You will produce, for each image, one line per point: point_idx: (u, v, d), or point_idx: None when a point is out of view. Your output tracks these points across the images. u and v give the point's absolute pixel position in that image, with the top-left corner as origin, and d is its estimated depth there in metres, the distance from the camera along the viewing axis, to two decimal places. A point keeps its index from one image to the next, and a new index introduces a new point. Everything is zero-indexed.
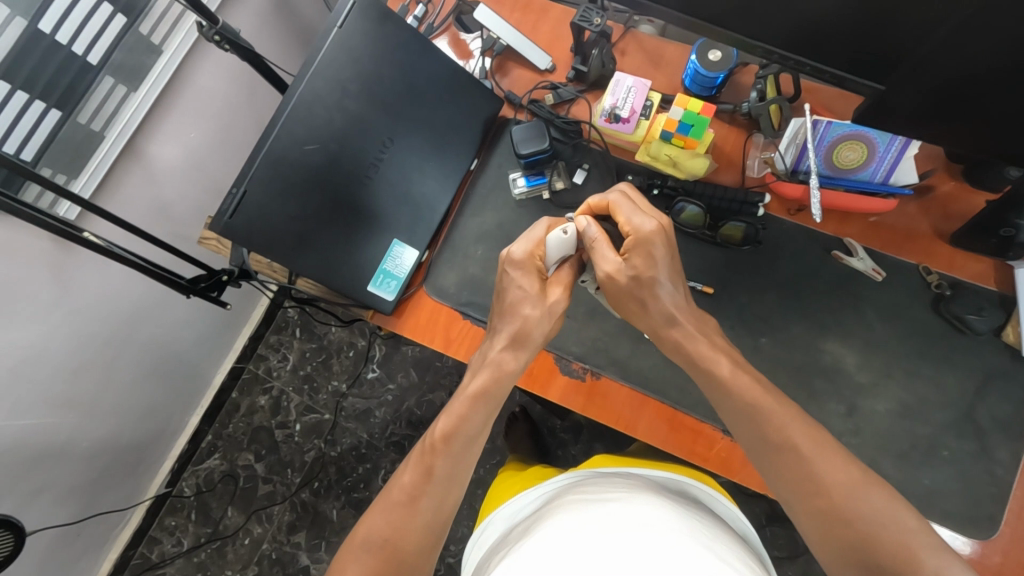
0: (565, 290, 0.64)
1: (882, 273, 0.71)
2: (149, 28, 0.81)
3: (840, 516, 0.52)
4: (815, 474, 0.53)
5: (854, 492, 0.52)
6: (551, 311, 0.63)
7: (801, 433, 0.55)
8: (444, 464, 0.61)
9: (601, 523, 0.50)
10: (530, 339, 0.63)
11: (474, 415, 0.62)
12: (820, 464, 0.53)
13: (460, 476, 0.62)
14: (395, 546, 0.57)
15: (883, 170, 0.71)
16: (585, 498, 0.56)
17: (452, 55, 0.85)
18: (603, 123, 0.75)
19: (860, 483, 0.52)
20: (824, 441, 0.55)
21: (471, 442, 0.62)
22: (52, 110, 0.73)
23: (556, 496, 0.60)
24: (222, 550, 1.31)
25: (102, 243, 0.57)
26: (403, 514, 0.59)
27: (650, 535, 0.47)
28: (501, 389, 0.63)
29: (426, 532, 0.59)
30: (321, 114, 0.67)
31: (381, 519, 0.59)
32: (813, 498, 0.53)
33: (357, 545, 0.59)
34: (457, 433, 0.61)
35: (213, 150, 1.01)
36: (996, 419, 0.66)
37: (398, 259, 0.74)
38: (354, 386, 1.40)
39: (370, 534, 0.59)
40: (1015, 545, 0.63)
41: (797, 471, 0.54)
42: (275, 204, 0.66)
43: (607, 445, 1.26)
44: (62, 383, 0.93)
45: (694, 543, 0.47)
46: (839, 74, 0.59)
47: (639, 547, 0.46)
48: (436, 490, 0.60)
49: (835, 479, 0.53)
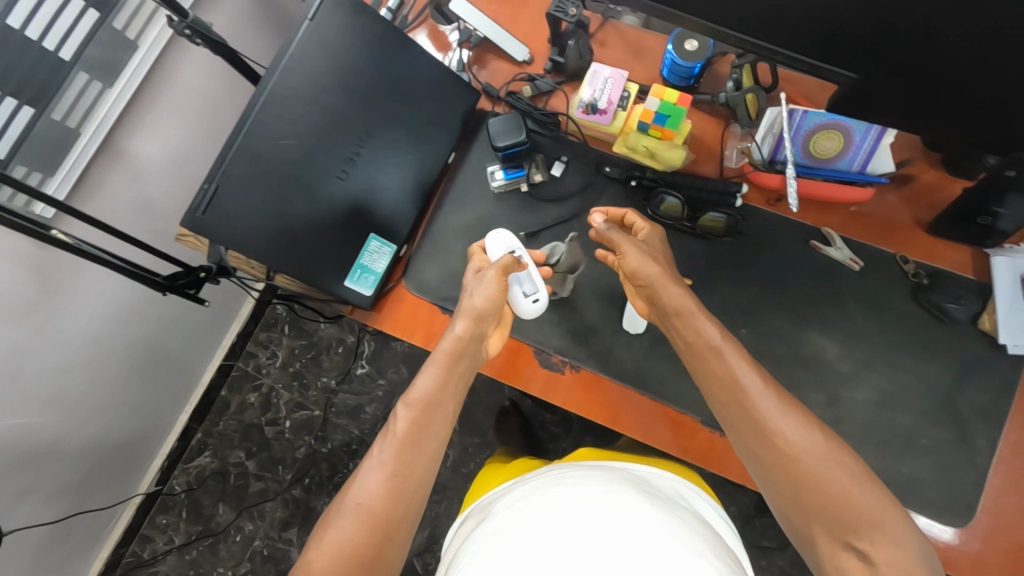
0: (498, 266, 0.66)
1: (861, 262, 0.71)
2: (123, 22, 0.81)
3: (808, 484, 0.51)
4: (783, 439, 0.52)
5: (820, 461, 0.51)
6: (483, 281, 0.66)
7: (754, 390, 0.55)
8: (422, 423, 0.60)
9: (571, 516, 0.49)
10: (485, 313, 0.65)
11: (453, 378, 0.63)
12: (784, 429, 0.53)
13: (439, 440, 0.60)
14: (373, 505, 0.55)
15: (860, 160, 0.70)
16: (557, 491, 0.55)
17: (431, 48, 0.84)
18: (581, 114, 0.75)
19: (825, 453, 0.51)
20: (789, 405, 0.54)
21: (448, 406, 0.62)
22: (25, 107, 0.72)
23: (529, 490, 0.59)
24: (214, 547, 1.31)
25: (71, 241, 0.57)
26: (383, 473, 0.57)
27: (633, 531, 0.47)
28: (475, 352, 0.65)
29: (406, 492, 0.56)
30: (294, 108, 0.68)
31: (359, 482, 0.57)
32: (798, 485, 0.51)
33: (334, 511, 0.56)
34: (435, 395, 0.61)
35: (196, 146, 1.00)
36: (975, 407, 0.66)
37: (376, 254, 0.73)
38: (345, 382, 1.40)
39: (348, 497, 0.56)
40: (994, 532, 0.63)
41: (762, 438, 0.54)
42: (250, 200, 0.66)
43: (597, 439, 1.27)
44: (45, 382, 0.92)
45: (676, 540, 0.47)
46: (814, 62, 0.58)
47: (617, 542, 0.45)
48: (415, 449, 0.58)
49: (798, 442, 0.52)
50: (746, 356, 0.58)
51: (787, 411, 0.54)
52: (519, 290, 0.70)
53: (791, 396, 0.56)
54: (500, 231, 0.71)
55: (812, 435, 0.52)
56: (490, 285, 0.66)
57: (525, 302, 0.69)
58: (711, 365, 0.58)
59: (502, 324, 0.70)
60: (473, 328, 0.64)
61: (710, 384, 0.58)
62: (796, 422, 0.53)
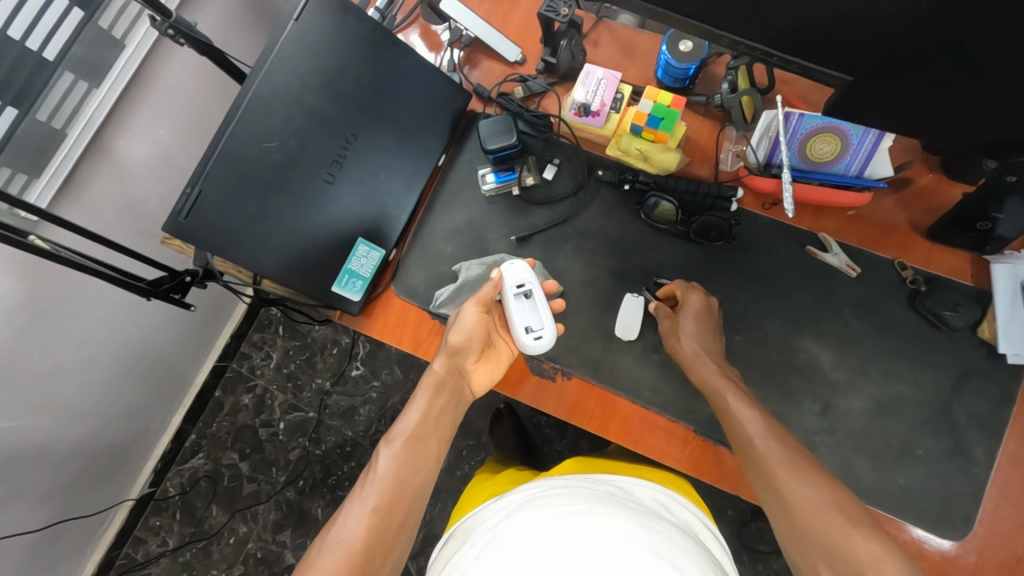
0: (477, 301, 0.68)
1: (858, 268, 0.70)
2: (109, 22, 0.80)
3: (817, 539, 0.53)
4: (796, 497, 0.55)
5: (830, 518, 0.53)
6: (464, 316, 0.67)
7: (771, 450, 0.58)
8: (403, 460, 0.63)
9: (548, 540, 0.48)
10: (463, 348, 0.67)
11: (434, 412, 0.67)
12: (797, 488, 0.56)
13: (421, 479, 0.63)
14: (354, 540, 0.55)
15: (858, 164, 0.69)
16: (539, 509, 0.54)
17: (422, 48, 0.82)
18: (573, 116, 0.73)
19: (832, 511, 0.54)
20: (806, 467, 0.57)
21: (429, 444, 0.66)
22: (8, 107, 0.71)
23: (508, 510, 0.58)
24: (207, 549, 1.30)
25: (49, 247, 0.55)
26: (366, 510, 0.58)
27: (610, 556, 0.46)
28: (456, 388, 0.69)
29: (389, 528, 0.58)
30: (278, 110, 0.66)
31: (341, 521, 0.58)
32: (805, 533, 0.54)
33: (315, 550, 0.56)
34: (417, 430, 0.65)
35: (184, 146, 0.99)
36: (972, 417, 0.65)
37: (363, 259, 0.72)
38: (338, 384, 1.39)
39: (328, 537, 0.56)
40: (990, 544, 0.62)
41: (778, 495, 0.56)
42: (233, 204, 0.65)
43: (592, 441, 1.26)
44: (33, 386, 0.91)
45: (657, 562, 0.46)
46: (806, 64, 0.57)
47: (593, 570, 0.44)
48: (397, 485, 0.61)
49: (813, 504, 0.54)
50: (767, 419, 0.60)
51: (801, 472, 0.56)
52: (522, 325, 0.66)
53: (807, 456, 0.58)
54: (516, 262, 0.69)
55: (815, 485, 0.55)
56: (470, 319, 0.67)
57: (527, 337, 0.66)
58: (742, 443, 0.60)
59: (495, 360, 0.70)
60: (451, 364, 0.68)
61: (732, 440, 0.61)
62: (801, 474, 0.56)
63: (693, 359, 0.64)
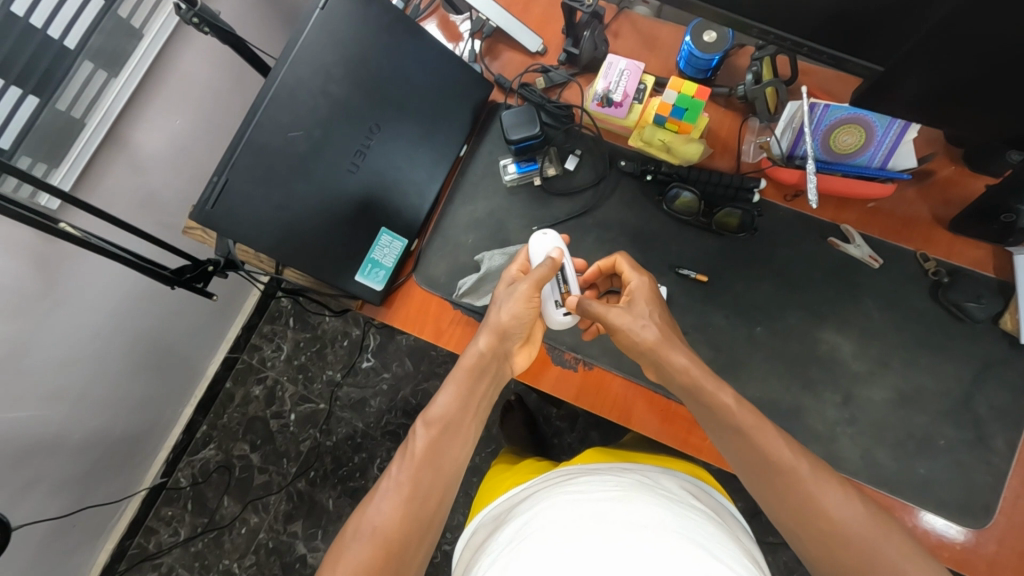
0: (535, 283, 0.65)
1: (879, 259, 0.70)
2: (128, 11, 0.79)
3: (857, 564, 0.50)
4: (831, 516, 0.51)
5: (875, 544, 0.50)
6: (521, 298, 0.64)
7: (795, 463, 0.53)
8: (439, 446, 0.60)
9: (579, 526, 0.49)
10: (511, 330, 0.64)
11: (470, 396, 0.63)
12: (834, 507, 0.52)
13: (456, 464, 0.61)
14: (388, 528, 0.56)
15: (881, 155, 0.69)
16: (569, 496, 0.55)
17: (442, 39, 0.83)
18: (596, 107, 0.73)
19: (875, 531, 0.50)
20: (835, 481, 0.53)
21: (466, 428, 0.63)
22: (29, 96, 0.71)
23: (538, 497, 0.59)
24: (219, 539, 1.31)
25: (79, 234, 0.55)
26: (399, 498, 0.58)
27: (643, 538, 0.46)
28: (496, 372, 0.65)
29: (422, 518, 0.57)
30: (304, 100, 0.66)
31: (375, 506, 0.58)
32: (843, 562, 0.50)
33: (350, 535, 0.56)
34: (454, 415, 0.62)
35: (200, 136, 0.99)
36: (993, 408, 0.65)
37: (386, 248, 0.73)
38: (350, 375, 1.39)
39: (363, 522, 0.57)
40: (1011, 534, 0.62)
41: (810, 517, 0.52)
42: (258, 193, 0.64)
43: (603, 434, 1.26)
44: (50, 375, 0.92)
45: (689, 545, 0.46)
46: (838, 54, 0.57)
47: (627, 550, 0.45)
48: (432, 472, 0.59)
49: (855, 527, 0.51)
50: (781, 434, 0.55)
51: (835, 488, 0.52)
52: (553, 300, 0.68)
53: (826, 465, 0.55)
54: (548, 234, 0.70)
55: (851, 498, 0.52)
56: (523, 299, 0.64)
57: (557, 312, 0.68)
58: (761, 460, 0.54)
59: (530, 342, 0.69)
60: (496, 346, 0.64)
61: (743, 459, 0.55)
62: (832, 485, 0.53)
63: (670, 346, 0.59)
